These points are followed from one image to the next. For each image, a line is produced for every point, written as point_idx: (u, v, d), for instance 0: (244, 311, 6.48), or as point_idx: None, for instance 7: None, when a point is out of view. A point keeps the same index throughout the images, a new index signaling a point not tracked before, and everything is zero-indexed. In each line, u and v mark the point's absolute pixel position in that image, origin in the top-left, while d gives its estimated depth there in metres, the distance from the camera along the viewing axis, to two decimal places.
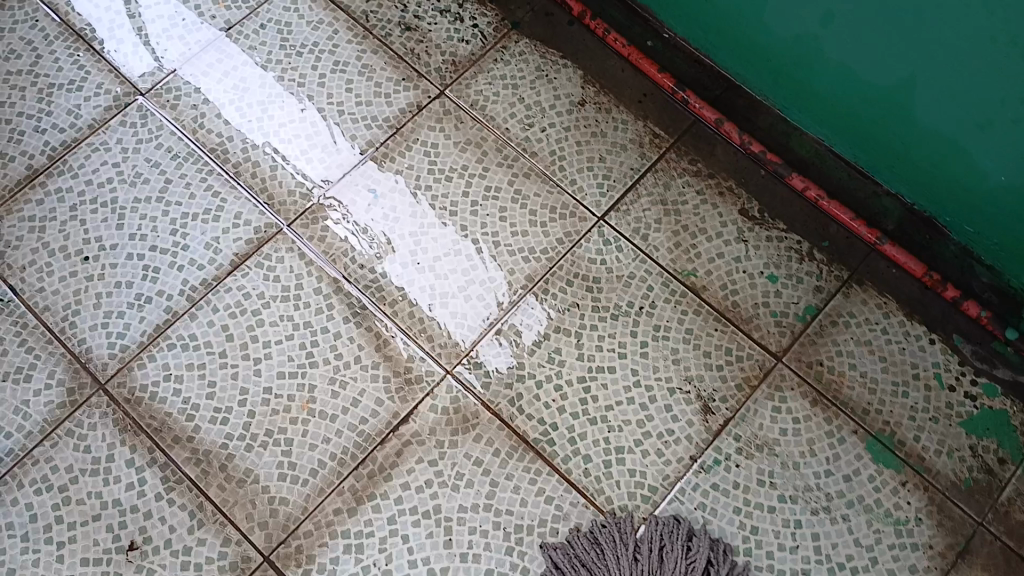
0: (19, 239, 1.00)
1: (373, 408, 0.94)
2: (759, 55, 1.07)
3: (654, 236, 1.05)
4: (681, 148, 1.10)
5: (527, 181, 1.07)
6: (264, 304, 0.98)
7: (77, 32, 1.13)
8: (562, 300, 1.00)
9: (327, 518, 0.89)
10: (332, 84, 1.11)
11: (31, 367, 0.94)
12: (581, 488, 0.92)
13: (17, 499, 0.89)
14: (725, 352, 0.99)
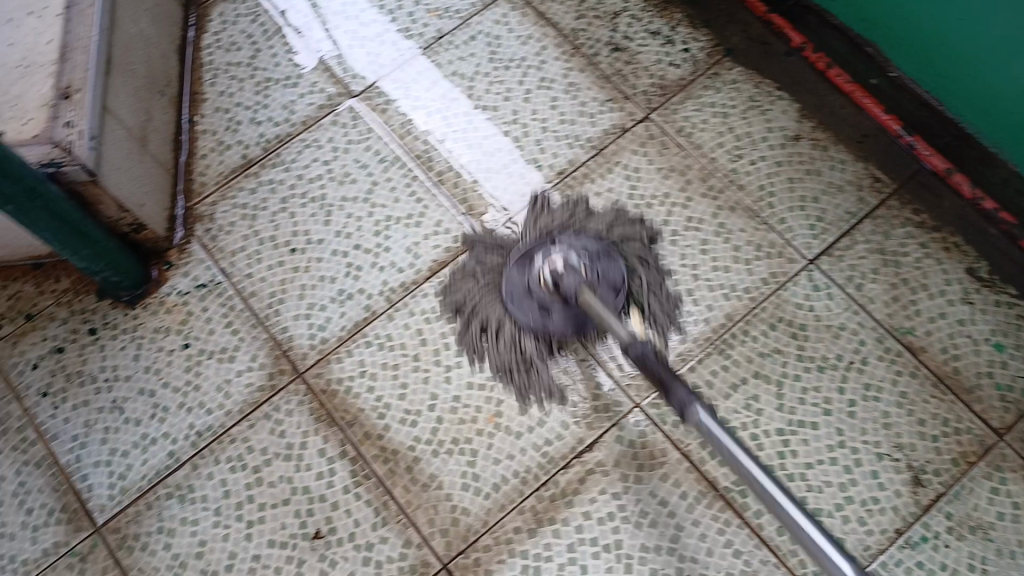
0: (230, 225, 1.03)
1: (559, 431, 0.92)
2: (997, 109, 0.97)
3: (869, 286, 0.99)
4: (903, 195, 1.04)
5: (732, 215, 1.03)
6: (459, 313, 0.98)
7: (295, 33, 1.16)
8: (764, 343, 0.96)
9: (507, 535, 0.88)
10: (537, 100, 1.11)
11: (234, 348, 0.98)
12: (771, 546, 0.87)
13: (212, 474, 0.93)
14: (940, 422, 0.91)
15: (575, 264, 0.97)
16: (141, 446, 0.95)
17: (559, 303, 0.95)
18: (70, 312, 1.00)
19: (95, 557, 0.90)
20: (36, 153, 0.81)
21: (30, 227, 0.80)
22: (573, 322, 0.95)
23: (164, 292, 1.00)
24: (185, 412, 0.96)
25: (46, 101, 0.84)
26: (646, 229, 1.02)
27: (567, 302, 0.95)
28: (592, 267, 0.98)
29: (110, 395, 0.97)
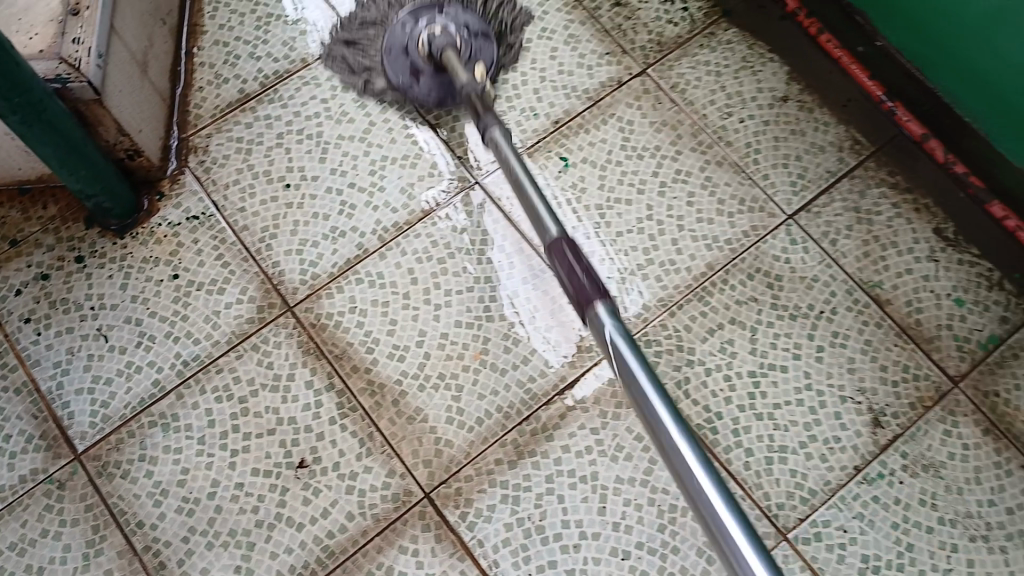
0: (225, 157, 1.05)
1: (542, 368, 0.96)
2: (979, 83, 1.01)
3: (843, 241, 1.03)
4: (880, 158, 1.07)
5: (718, 169, 1.06)
6: (450, 253, 1.01)
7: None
8: (741, 292, 0.99)
9: (487, 467, 0.91)
10: (536, 50, 1.13)
11: (225, 279, 0.98)
12: (739, 480, 0.91)
13: (196, 404, 0.92)
14: (901, 368, 0.97)
15: (457, 41, 1.06)
16: (126, 374, 0.93)
17: (429, 70, 1.07)
18: (57, 239, 0.99)
19: (74, 485, 0.88)
20: (42, 67, 0.86)
21: (32, 143, 0.84)
22: (440, 88, 1.07)
23: (155, 223, 1.01)
24: (172, 342, 0.95)
25: (55, 15, 0.89)
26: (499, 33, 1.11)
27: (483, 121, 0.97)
28: (468, 41, 1.08)
29: (96, 323, 0.96)
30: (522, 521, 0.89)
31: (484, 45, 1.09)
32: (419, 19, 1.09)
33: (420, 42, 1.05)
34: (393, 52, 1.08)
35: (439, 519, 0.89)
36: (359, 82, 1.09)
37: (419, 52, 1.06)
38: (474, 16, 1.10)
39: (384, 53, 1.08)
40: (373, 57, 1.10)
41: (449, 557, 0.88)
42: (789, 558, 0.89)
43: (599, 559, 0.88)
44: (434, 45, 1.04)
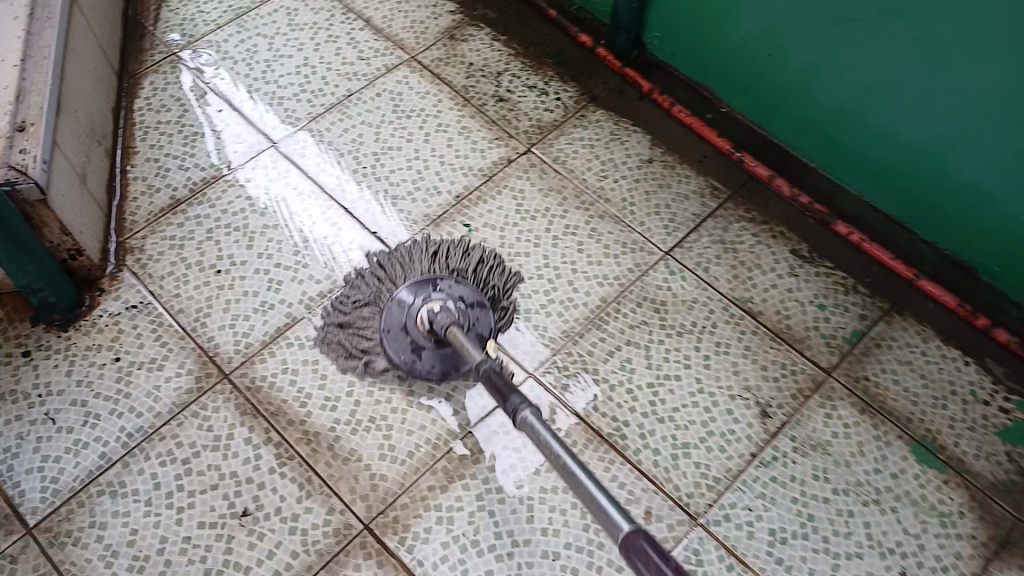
0: (159, 254, 1.15)
1: (464, 402, 1.05)
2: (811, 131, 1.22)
3: (715, 268, 1.18)
4: (737, 199, 1.25)
5: (602, 222, 1.22)
6: (371, 313, 1.11)
7: (216, 98, 1.34)
8: (632, 318, 1.13)
9: (421, 493, 0.98)
10: (435, 142, 1.30)
11: (164, 356, 1.07)
12: (651, 476, 1.01)
13: (142, 469, 0.99)
14: (779, 365, 1.10)
15: (453, 307, 1.06)
16: (73, 451, 1.00)
17: (431, 346, 1.05)
18: (4, 337, 1.07)
19: (26, 557, 0.93)
20: None
21: None
22: (447, 361, 1.05)
23: (97, 314, 1.10)
24: (117, 417, 1.02)
25: (3, 132, 1.02)
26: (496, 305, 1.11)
27: (438, 344, 1.05)
28: (464, 314, 1.07)
29: (43, 408, 1.03)
30: (458, 539, 0.96)
31: (462, 288, 1.10)
32: (416, 296, 1.09)
33: (420, 321, 1.04)
34: (393, 329, 1.07)
35: (380, 546, 0.95)
36: (358, 365, 1.07)
37: (418, 329, 1.05)
38: (468, 289, 1.10)
39: (383, 334, 1.07)
40: (371, 289, 1.11)
41: None
42: (703, 540, 0.97)
43: (532, 563, 0.94)
44: (436, 324, 1.02)
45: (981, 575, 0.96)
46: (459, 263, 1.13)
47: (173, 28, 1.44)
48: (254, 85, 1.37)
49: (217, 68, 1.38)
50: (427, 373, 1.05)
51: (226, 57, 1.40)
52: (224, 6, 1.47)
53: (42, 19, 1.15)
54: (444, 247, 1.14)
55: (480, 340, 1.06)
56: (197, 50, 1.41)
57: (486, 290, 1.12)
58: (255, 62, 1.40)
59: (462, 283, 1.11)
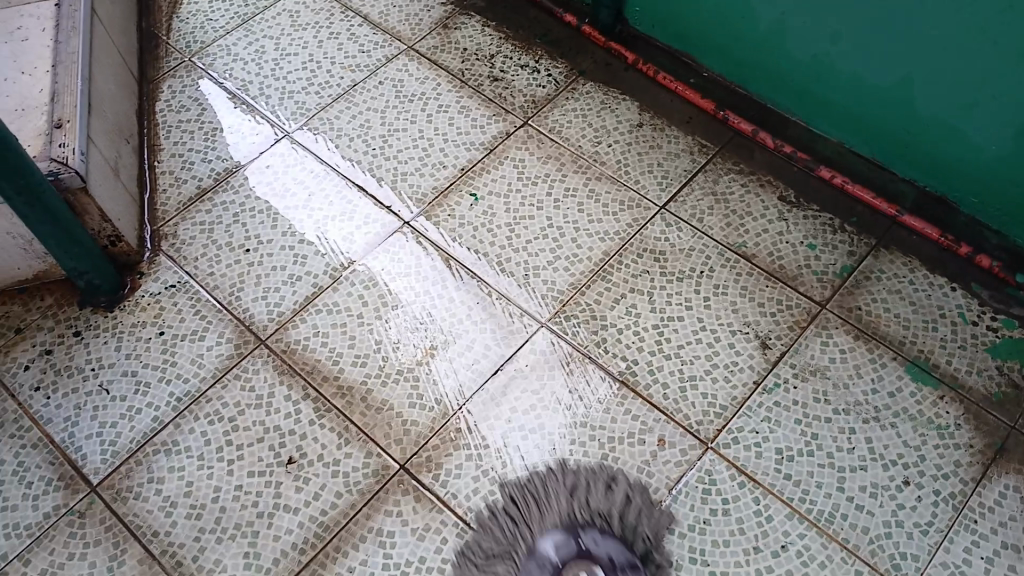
0: (192, 238, 1.24)
1: (484, 351, 1.13)
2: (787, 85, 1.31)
3: (708, 219, 1.25)
4: (724, 154, 1.33)
5: (599, 183, 1.30)
6: (391, 278, 1.20)
7: (231, 97, 1.42)
8: (635, 268, 1.20)
9: (451, 435, 1.07)
10: (438, 121, 1.38)
11: (204, 328, 1.15)
12: (662, 407, 1.08)
13: (193, 428, 1.07)
14: (776, 301, 1.17)
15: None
16: (129, 416, 1.09)
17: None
18: (56, 321, 1.17)
19: (93, 511, 1.02)
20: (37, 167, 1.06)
21: (32, 223, 1.02)
22: None
23: (139, 295, 1.19)
24: (165, 384, 1.11)
25: (42, 130, 1.11)
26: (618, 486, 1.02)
27: None
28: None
29: (97, 380, 1.12)
30: (488, 472, 1.04)
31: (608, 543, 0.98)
32: (555, 553, 0.97)
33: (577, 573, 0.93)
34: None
35: (417, 483, 1.03)
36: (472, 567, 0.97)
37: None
38: (615, 544, 0.98)
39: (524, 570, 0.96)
40: (518, 541, 0.98)
41: (430, 511, 1.01)
42: (715, 462, 1.04)
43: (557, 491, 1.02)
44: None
45: (981, 479, 1.02)
46: (603, 500, 1.01)
47: (184, 35, 1.51)
48: (266, 81, 1.44)
49: (230, 68, 1.46)
50: None
51: (236, 59, 1.47)
52: (232, 12, 1.55)
53: (67, 29, 1.25)
54: (583, 481, 1.02)
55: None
56: (210, 54, 1.48)
57: (637, 543, 0.98)
58: (264, 61, 1.47)
59: (609, 534, 0.99)
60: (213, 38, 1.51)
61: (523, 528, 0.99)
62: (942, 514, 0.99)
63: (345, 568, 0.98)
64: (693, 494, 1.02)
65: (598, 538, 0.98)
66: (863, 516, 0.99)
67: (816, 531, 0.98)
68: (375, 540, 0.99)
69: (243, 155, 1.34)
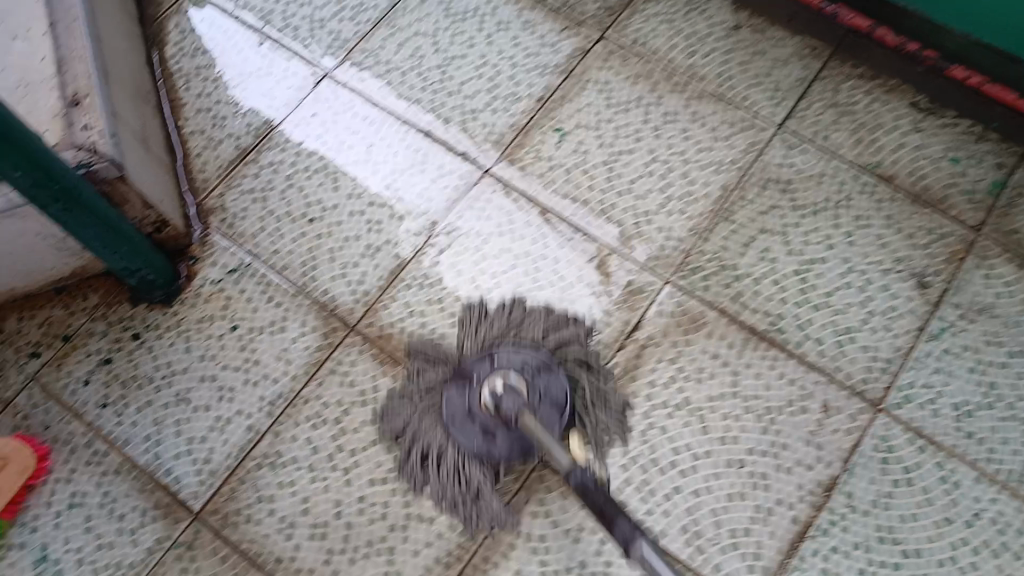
0: (245, 210, 1.07)
1: (605, 320, 0.99)
2: None
3: (833, 137, 1.10)
4: (840, 57, 1.15)
5: (701, 103, 1.13)
6: (484, 241, 1.04)
7: (251, 30, 1.18)
8: (761, 202, 1.06)
9: (586, 419, 0.95)
10: (500, 41, 1.16)
11: (283, 319, 1.01)
12: (820, 368, 0.97)
13: (295, 436, 0.95)
14: (925, 230, 1.03)
15: (515, 381, 0.92)
16: (219, 426, 0.96)
17: (503, 424, 0.91)
18: (108, 323, 1.02)
19: (202, 542, 0.91)
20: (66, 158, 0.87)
21: (75, 230, 0.84)
22: (518, 445, 0.91)
23: (198, 284, 1.03)
24: (252, 387, 0.98)
25: (57, 111, 0.91)
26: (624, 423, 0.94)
27: (510, 427, 0.90)
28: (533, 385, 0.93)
29: (171, 390, 0.98)
30: (636, 459, 0.93)
31: (554, 379, 0.94)
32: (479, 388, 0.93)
33: (484, 402, 0.91)
34: (457, 417, 0.93)
35: (559, 478, 0.92)
36: (416, 462, 0.93)
37: (482, 408, 0.92)
38: (529, 353, 0.96)
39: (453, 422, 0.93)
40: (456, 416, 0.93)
41: (579, 508, 0.91)
42: (889, 426, 0.94)
43: (719, 474, 0.93)
44: (503, 406, 0.89)
45: None
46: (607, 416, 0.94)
47: None
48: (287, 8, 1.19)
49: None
50: (503, 458, 0.91)
51: None
52: None
53: None
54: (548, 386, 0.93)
55: (557, 411, 0.92)
56: None
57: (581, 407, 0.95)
58: None
59: (546, 367, 0.95)
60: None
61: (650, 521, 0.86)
62: None
63: None
64: (869, 466, 0.93)
65: (548, 377, 0.94)
66: None
67: (1009, 494, 0.90)
68: (526, 546, 0.90)
69: (281, 103, 1.13)
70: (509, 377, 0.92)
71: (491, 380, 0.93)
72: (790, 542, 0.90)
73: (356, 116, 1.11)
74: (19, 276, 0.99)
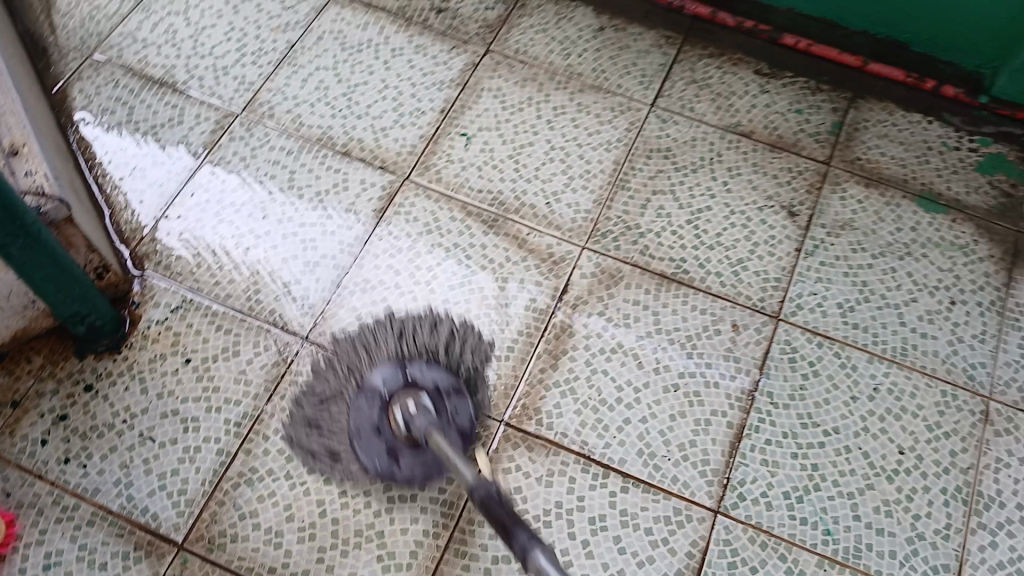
0: (177, 251, 1.11)
1: (535, 288, 1.10)
2: None
3: (698, 106, 1.26)
4: (692, 41, 1.33)
5: (585, 95, 1.27)
6: (414, 240, 1.14)
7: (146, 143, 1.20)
8: (648, 169, 1.20)
9: (537, 377, 1.04)
10: (397, 65, 1.29)
11: (235, 343, 1.06)
12: (725, 296, 1.09)
13: (267, 449, 0.99)
14: (787, 170, 1.20)
15: (427, 400, 0.99)
16: (189, 457, 0.99)
17: (410, 450, 0.98)
18: (57, 381, 1.02)
19: (191, 571, 0.93)
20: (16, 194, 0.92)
21: (32, 267, 0.89)
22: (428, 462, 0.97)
23: (144, 326, 1.06)
24: (217, 412, 1.01)
25: None
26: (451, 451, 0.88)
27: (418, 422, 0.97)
28: (440, 403, 1.00)
29: (135, 431, 1.00)
30: (586, 403, 1.02)
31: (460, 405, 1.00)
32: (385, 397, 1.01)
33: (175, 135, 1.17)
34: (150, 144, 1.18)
35: (522, 434, 1.00)
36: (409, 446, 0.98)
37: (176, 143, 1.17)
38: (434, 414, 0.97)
39: (354, 439, 0.99)
40: (410, 459, 0.98)
41: (546, 457, 0.99)
42: (790, 331, 1.07)
43: (659, 399, 1.02)
44: (414, 428, 0.96)
45: (1010, 284, 1.12)
46: (355, 237, 1.14)
47: (73, 32, 1.30)
48: (194, 63, 1.28)
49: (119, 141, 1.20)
50: (405, 476, 0.97)
51: (146, 46, 1.29)
52: None
53: None
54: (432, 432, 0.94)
55: (462, 438, 0.98)
56: (114, 46, 1.29)
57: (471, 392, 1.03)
58: (180, 42, 1.30)
59: (434, 367, 1.04)
60: (474, 409, 1.01)
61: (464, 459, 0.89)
62: (991, 321, 1.09)
63: (486, 538, 0.95)
64: (782, 366, 1.04)
65: (425, 368, 1.03)
66: (931, 341, 1.07)
67: (898, 366, 1.05)
68: None
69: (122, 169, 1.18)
70: (419, 400, 0.99)
71: (400, 400, 0.99)
72: (729, 444, 1.00)
73: (279, 167, 1.19)
74: None
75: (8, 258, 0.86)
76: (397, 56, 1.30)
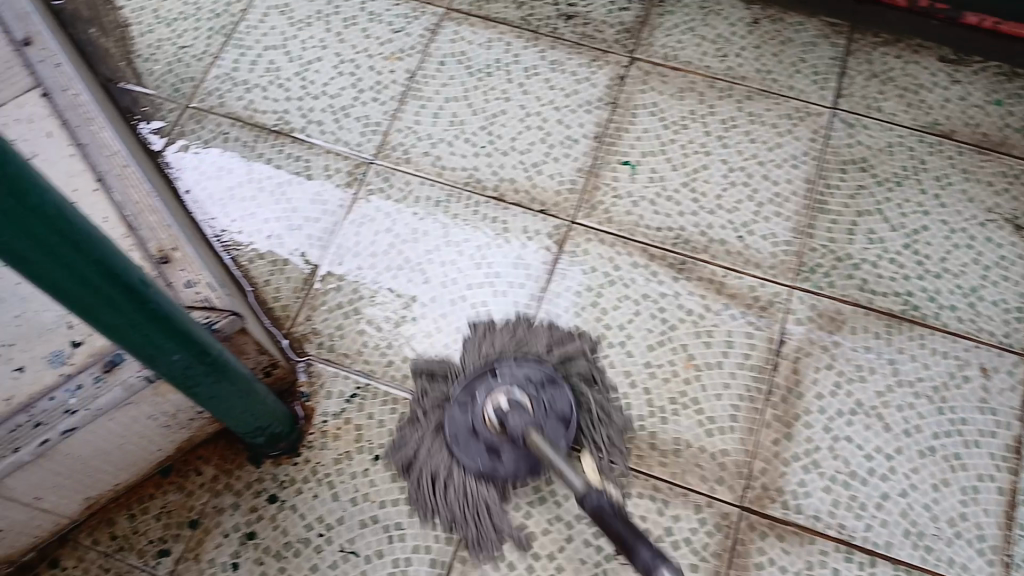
0: (340, 328, 0.99)
1: (749, 340, 0.96)
2: None
3: (885, 106, 1.11)
4: (860, 29, 1.17)
5: (753, 102, 1.12)
6: (598, 294, 1.00)
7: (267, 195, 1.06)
8: (847, 186, 1.06)
9: (772, 451, 0.91)
10: (534, 88, 1.13)
11: (424, 434, 0.93)
12: (966, 334, 0.96)
13: (486, 556, 0.87)
14: (1002, 174, 1.06)
15: (519, 398, 0.89)
16: (400, 572, 0.88)
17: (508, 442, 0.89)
18: (236, 493, 0.92)
19: None
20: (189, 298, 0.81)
21: (218, 399, 0.77)
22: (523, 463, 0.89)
23: (320, 421, 0.94)
24: (420, 516, 0.90)
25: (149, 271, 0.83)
26: (592, 390, 0.93)
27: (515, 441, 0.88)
28: (539, 401, 0.90)
29: (335, 544, 0.89)
30: (835, 479, 0.90)
31: (556, 393, 0.91)
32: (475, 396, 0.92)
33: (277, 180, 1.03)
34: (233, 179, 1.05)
35: (769, 520, 0.88)
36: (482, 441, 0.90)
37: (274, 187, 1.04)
38: (557, 428, 0.89)
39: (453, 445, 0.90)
40: None
41: (801, 547, 0.87)
42: None
43: (917, 467, 0.90)
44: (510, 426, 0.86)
45: None
46: (527, 292, 1.00)
47: (162, 77, 1.14)
48: (308, 104, 1.12)
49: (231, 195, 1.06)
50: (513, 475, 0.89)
51: (248, 86, 1.13)
52: (204, 27, 1.18)
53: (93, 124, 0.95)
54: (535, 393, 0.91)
55: (563, 424, 0.89)
56: (212, 91, 1.13)
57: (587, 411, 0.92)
58: (285, 80, 1.14)
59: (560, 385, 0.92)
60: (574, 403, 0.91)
61: (584, 420, 0.91)
62: None
63: None
64: None
65: (552, 395, 0.91)
66: None
67: None
68: None
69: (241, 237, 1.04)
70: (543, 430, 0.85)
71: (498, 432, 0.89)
72: (1006, 515, 0.88)
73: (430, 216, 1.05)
74: (128, 468, 0.88)
75: (193, 395, 0.75)
76: (534, 75, 1.14)
